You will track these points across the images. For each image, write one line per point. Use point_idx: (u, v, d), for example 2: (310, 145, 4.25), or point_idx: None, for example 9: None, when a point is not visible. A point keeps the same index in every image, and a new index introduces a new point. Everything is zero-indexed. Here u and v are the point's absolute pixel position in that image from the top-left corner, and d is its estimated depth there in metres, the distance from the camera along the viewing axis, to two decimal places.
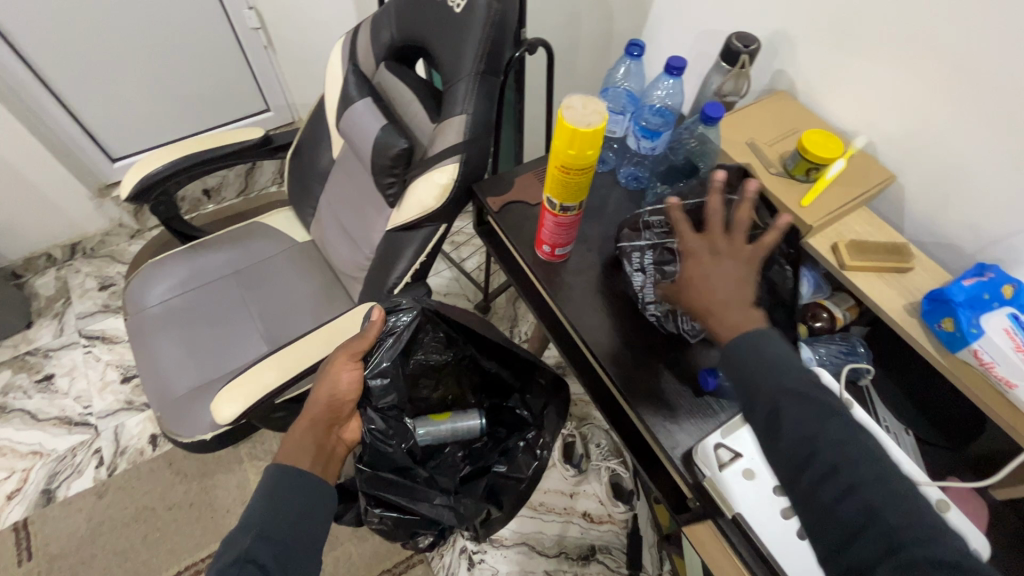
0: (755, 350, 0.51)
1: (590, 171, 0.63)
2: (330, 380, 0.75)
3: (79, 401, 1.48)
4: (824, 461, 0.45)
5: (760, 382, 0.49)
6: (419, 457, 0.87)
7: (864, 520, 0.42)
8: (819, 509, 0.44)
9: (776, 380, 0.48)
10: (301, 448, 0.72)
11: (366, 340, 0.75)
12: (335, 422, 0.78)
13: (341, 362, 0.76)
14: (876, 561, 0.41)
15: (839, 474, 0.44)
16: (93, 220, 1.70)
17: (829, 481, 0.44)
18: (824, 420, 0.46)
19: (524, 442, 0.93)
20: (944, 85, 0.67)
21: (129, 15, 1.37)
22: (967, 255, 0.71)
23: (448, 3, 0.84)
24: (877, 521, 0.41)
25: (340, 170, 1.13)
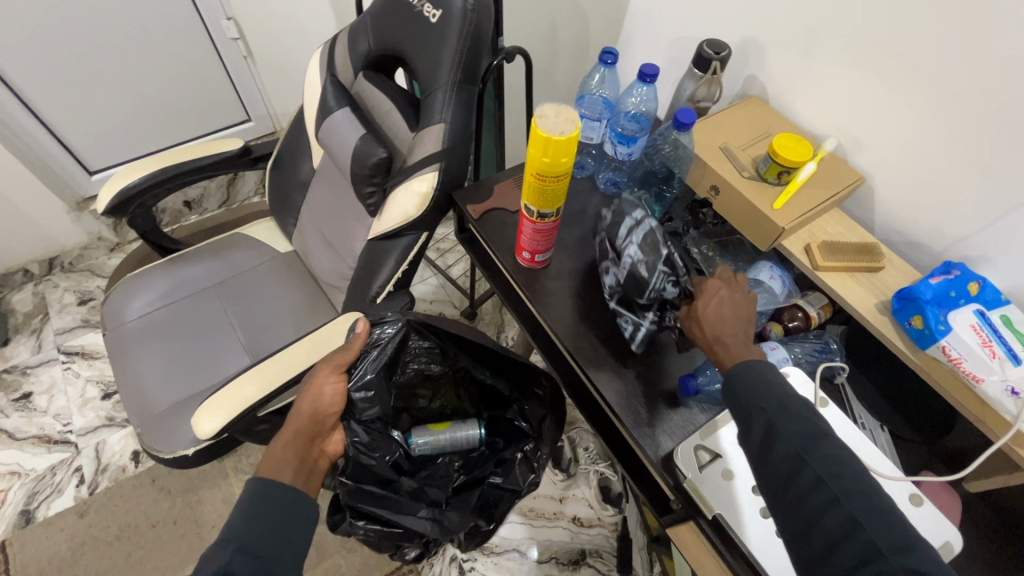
0: (761, 377, 0.54)
1: (565, 178, 0.63)
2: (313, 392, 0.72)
3: (59, 418, 1.46)
4: (811, 474, 0.46)
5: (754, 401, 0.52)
6: (408, 468, 0.90)
7: (846, 529, 0.43)
8: (800, 517, 0.45)
9: (769, 400, 0.52)
10: (282, 462, 0.66)
11: (351, 351, 0.74)
12: (318, 436, 0.73)
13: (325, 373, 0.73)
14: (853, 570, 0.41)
15: (825, 486, 0.45)
16: (71, 234, 1.68)
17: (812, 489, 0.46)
18: (813, 439, 0.48)
19: (521, 454, 0.94)
20: (906, 89, 0.69)
21: (105, 27, 1.36)
22: (935, 254, 0.73)
23: (424, 12, 0.84)
24: (858, 531, 0.42)
25: (321, 179, 1.12)
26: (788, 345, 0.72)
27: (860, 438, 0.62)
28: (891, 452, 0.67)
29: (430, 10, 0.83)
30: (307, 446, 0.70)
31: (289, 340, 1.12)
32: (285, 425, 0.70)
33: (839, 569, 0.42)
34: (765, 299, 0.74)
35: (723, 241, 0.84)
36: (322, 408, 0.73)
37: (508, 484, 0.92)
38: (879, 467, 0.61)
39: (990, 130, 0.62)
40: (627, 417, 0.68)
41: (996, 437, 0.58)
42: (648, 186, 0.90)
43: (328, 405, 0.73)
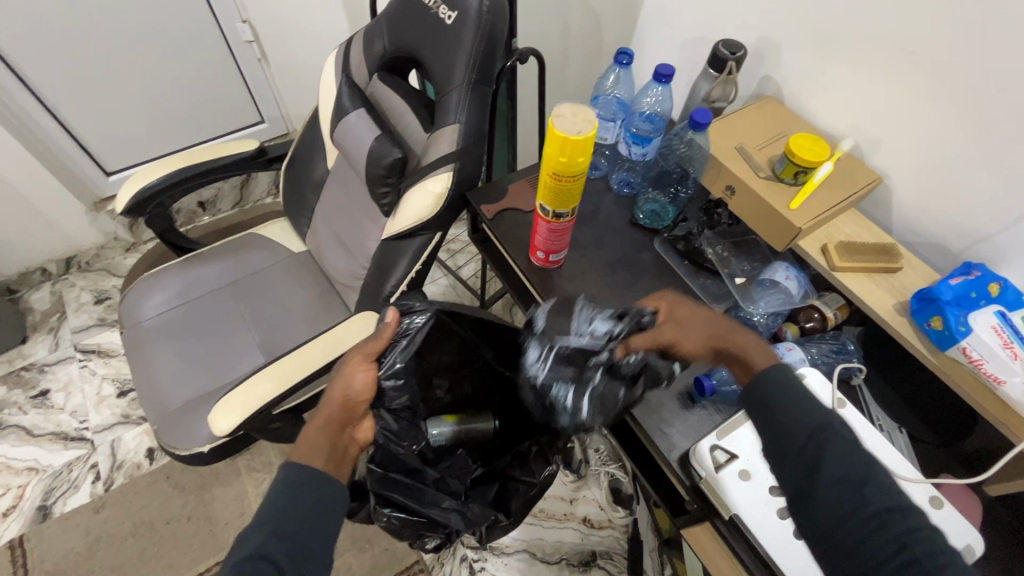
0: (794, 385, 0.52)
1: (582, 177, 0.63)
2: (345, 380, 0.71)
3: (76, 416, 1.48)
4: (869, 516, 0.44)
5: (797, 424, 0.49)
6: (430, 458, 0.83)
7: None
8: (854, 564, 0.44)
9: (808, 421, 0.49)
10: (314, 447, 0.65)
11: (380, 340, 0.74)
12: (350, 424, 0.71)
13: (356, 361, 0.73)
14: None
15: (886, 535, 0.43)
16: (88, 234, 1.70)
17: (858, 526, 0.44)
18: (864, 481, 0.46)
19: (537, 447, 0.91)
20: (925, 88, 0.68)
21: (123, 29, 1.38)
22: (955, 254, 0.73)
23: (439, 14, 0.85)
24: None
25: (335, 180, 1.13)
26: (804, 346, 0.73)
27: (879, 440, 0.62)
28: (909, 452, 0.67)
29: (446, 12, 0.84)
30: (339, 433, 0.69)
31: (303, 339, 1.13)
32: (317, 412, 0.70)
33: None
34: (780, 300, 0.75)
35: (738, 242, 0.84)
36: (353, 395, 0.71)
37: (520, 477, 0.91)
38: (898, 469, 0.61)
39: (1011, 129, 0.62)
40: (643, 417, 0.68)
41: (1018, 440, 0.58)
42: (662, 186, 0.90)
43: (359, 392, 0.72)
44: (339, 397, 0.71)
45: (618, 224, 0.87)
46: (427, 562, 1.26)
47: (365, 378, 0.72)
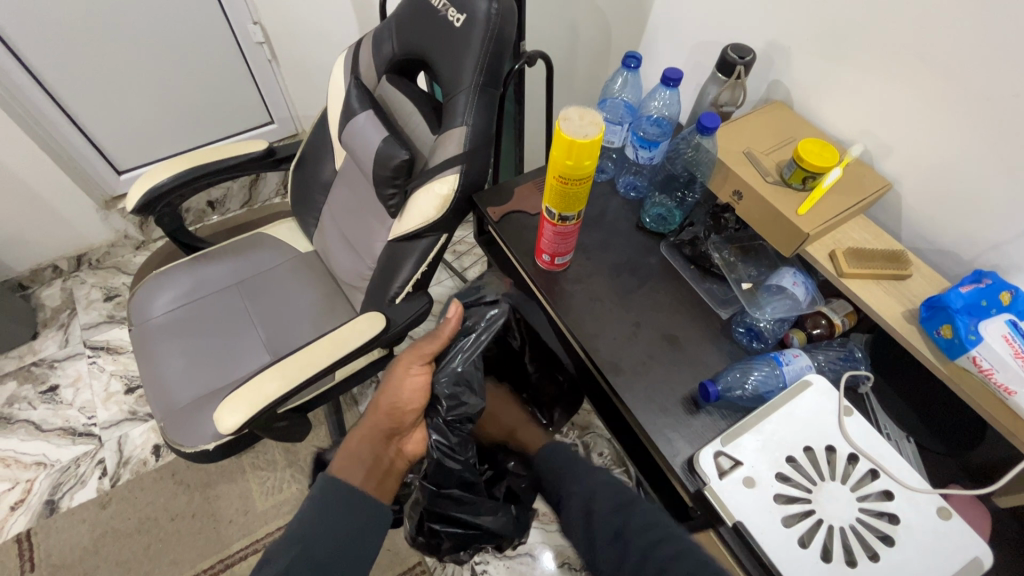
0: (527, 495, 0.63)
1: (588, 181, 0.63)
2: (400, 383, 0.75)
3: (84, 411, 1.49)
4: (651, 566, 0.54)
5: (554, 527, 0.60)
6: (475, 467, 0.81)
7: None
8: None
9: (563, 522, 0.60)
10: (357, 459, 0.72)
11: (436, 340, 0.77)
12: (397, 432, 0.76)
13: (412, 362, 0.76)
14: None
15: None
16: (98, 231, 1.72)
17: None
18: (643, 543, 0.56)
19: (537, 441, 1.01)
20: (936, 93, 0.68)
21: (136, 30, 1.40)
22: (965, 262, 0.72)
23: (448, 17, 0.85)
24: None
25: (343, 181, 1.14)
26: (811, 353, 0.72)
27: (886, 448, 0.61)
28: (917, 462, 0.66)
29: (454, 15, 0.84)
30: (383, 445, 0.75)
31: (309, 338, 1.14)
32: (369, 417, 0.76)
33: None
34: (787, 306, 0.74)
35: (745, 247, 0.83)
36: (402, 401, 0.75)
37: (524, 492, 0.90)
38: (906, 479, 0.59)
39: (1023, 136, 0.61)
40: (647, 421, 0.68)
41: None
42: (670, 190, 0.89)
43: (415, 397, 0.75)
44: (390, 403, 0.75)
45: (624, 228, 0.87)
46: (429, 564, 1.25)
47: (421, 381, 0.75)
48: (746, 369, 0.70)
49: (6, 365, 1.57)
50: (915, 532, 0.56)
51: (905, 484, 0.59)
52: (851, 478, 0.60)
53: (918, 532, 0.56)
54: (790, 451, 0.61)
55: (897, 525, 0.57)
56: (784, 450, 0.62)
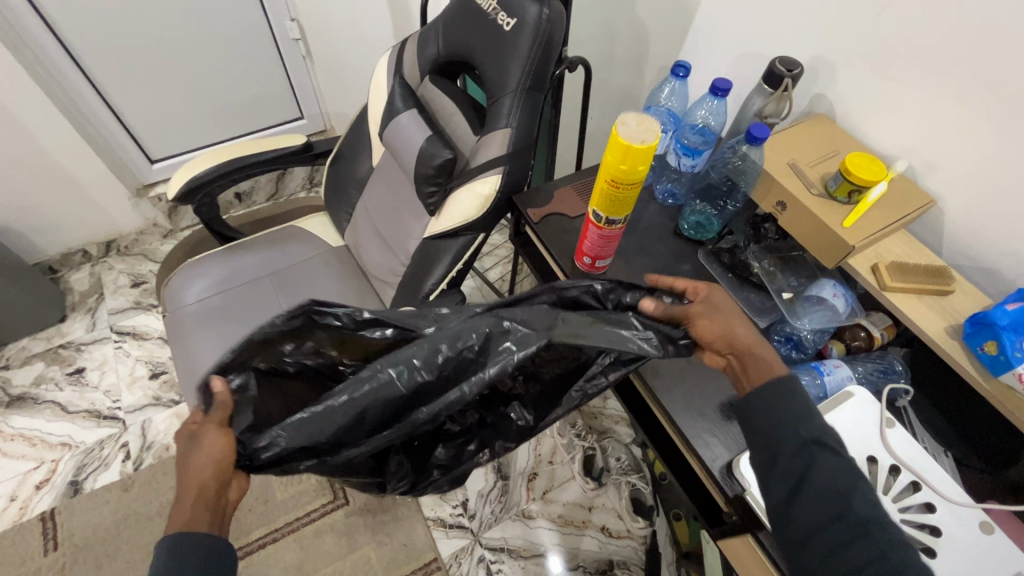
0: (779, 405, 0.53)
1: (638, 186, 0.65)
2: (185, 454, 0.54)
3: (109, 395, 1.51)
4: (851, 524, 0.46)
5: (780, 439, 0.51)
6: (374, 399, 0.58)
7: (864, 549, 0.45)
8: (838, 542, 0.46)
9: (781, 431, 0.51)
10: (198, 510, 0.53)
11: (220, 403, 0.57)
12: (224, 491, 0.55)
13: (188, 437, 0.55)
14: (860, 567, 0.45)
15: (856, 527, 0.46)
16: (129, 219, 1.75)
17: (837, 530, 0.46)
18: (848, 494, 0.47)
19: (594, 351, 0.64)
20: (988, 113, 0.68)
21: (177, 19, 1.43)
22: (1007, 280, 0.72)
23: (497, 21, 0.87)
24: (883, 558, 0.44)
25: (379, 177, 1.16)
26: (851, 364, 0.73)
27: (929, 462, 0.62)
28: (954, 474, 0.67)
29: (504, 19, 0.86)
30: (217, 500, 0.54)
31: None
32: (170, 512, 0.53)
33: (851, 565, 0.45)
34: (826, 317, 0.75)
35: (784, 257, 0.83)
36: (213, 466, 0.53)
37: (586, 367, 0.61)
38: (946, 489, 0.60)
39: None
40: (682, 424, 0.70)
41: None
42: (710, 199, 0.90)
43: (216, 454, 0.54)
44: (193, 481, 0.52)
45: (662, 234, 0.88)
46: (444, 561, 1.25)
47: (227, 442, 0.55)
48: None
49: (35, 346, 1.59)
50: (957, 545, 0.57)
51: (946, 497, 0.59)
52: (892, 489, 0.60)
53: (960, 546, 0.57)
54: None
55: (939, 537, 0.57)
56: None
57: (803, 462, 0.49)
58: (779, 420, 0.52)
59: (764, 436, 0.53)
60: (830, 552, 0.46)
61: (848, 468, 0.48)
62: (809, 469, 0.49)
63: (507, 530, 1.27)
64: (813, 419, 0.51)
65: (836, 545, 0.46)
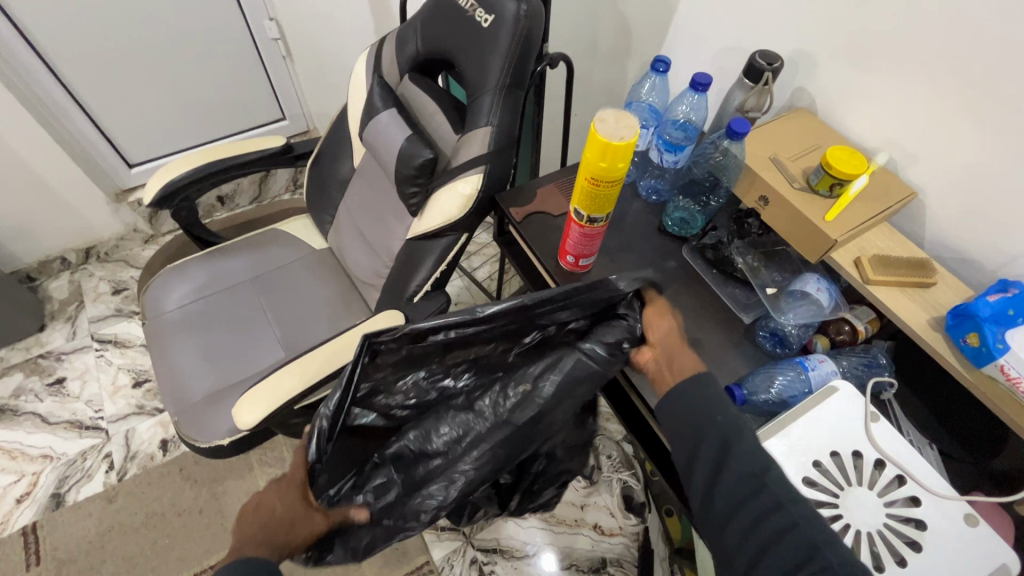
0: (705, 392, 0.61)
1: (618, 184, 0.64)
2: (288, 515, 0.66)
3: (91, 405, 1.49)
4: (768, 497, 0.54)
5: (707, 423, 0.59)
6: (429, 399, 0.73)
7: (785, 525, 0.52)
8: (761, 529, 0.53)
9: (709, 416, 0.59)
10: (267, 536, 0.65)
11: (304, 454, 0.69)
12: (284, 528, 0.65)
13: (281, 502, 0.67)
14: (777, 535, 0.52)
15: (772, 500, 0.54)
16: (108, 224, 1.71)
17: (754, 504, 0.54)
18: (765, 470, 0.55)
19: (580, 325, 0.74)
20: (967, 105, 0.68)
21: (154, 21, 1.41)
22: (988, 271, 0.73)
23: (475, 18, 0.86)
24: (796, 529, 0.52)
25: (360, 179, 1.14)
26: (835, 358, 0.73)
27: (912, 455, 0.61)
28: (939, 466, 0.67)
29: (482, 15, 0.84)
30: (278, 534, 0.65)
31: (322, 337, 1.14)
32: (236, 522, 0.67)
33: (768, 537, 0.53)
34: (810, 312, 0.74)
35: (769, 252, 0.83)
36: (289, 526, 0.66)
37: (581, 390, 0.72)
38: (930, 483, 0.59)
39: None
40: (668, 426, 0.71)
41: None
42: (693, 195, 0.90)
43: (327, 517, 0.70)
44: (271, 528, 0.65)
45: (646, 231, 0.87)
46: (437, 563, 1.24)
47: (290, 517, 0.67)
48: (771, 374, 0.70)
49: (13, 356, 1.56)
50: (943, 538, 0.57)
51: (931, 491, 0.59)
52: (878, 484, 0.60)
53: (945, 539, 0.56)
54: (817, 455, 0.61)
55: (924, 531, 0.57)
56: (811, 454, 0.61)
57: (722, 445, 0.57)
58: (705, 406, 0.60)
59: (684, 427, 0.60)
60: (749, 524, 0.54)
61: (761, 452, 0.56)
62: (729, 456, 0.57)
63: (499, 531, 1.26)
64: (727, 407, 0.59)
65: (755, 522, 0.54)
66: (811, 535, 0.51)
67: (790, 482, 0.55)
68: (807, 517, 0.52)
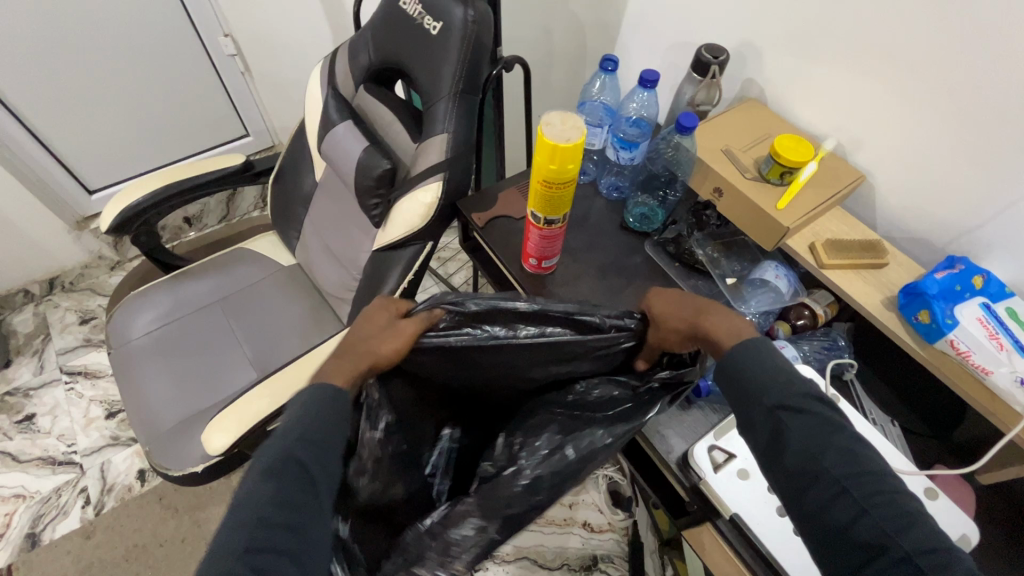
0: (764, 362, 0.49)
1: (571, 184, 0.64)
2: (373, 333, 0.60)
3: (63, 439, 1.45)
4: (832, 478, 0.42)
5: (753, 392, 0.47)
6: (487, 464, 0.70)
7: (856, 507, 0.41)
8: (819, 520, 0.42)
9: (760, 388, 0.47)
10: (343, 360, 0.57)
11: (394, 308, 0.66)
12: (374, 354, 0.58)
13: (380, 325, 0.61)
14: (847, 522, 0.41)
15: (836, 480, 0.42)
16: (71, 253, 1.67)
17: (821, 487, 0.42)
18: (829, 436, 0.44)
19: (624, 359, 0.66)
20: (906, 87, 0.70)
21: (104, 43, 1.37)
22: (937, 249, 0.75)
23: (424, 25, 0.85)
24: (870, 515, 0.40)
25: (323, 193, 1.13)
26: (796, 343, 0.74)
27: (874, 434, 0.63)
28: (903, 445, 0.68)
29: (431, 22, 0.84)
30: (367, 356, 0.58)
31: (294, 354, 1.12)
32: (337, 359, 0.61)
33: (834, 525, 0.41)
34: (771, 299, 0.76)
35: (728, 242, 0.84)
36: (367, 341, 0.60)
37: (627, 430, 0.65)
38: (891, 461, 0.61)
39: (990, 122, 0.64)
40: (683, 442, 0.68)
41: (1007, 429, 0.59)
42: (651, 190, 0.91)
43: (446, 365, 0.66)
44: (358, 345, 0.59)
45: (608, 229, 0.88)
46: None
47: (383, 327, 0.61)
48: None
49: None
50: None
51: (891, 468, 0.60)
52: None
53: None
54: None
55: None
56: None
57: (772, 420, 0.46)
58: (756, 376, 0.48)
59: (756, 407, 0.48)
60: (812, 510, 0.43)
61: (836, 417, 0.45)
62: (785, 433, 0.45)
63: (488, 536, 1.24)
64: (783, 380, 0.47)
65: (818, 507, 0.42)
66: (881, 522, 0.40)
67: (862, 457, 0.43)
68: (885, 498, 0.40)
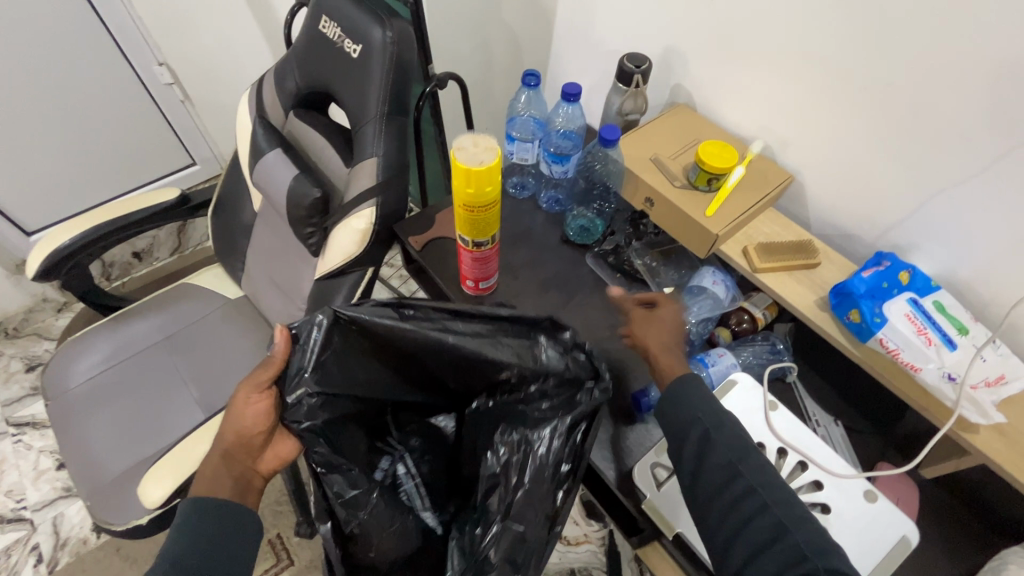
0: (697, 389, 0.57)
1: (494, 206, 0.63)
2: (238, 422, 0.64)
3: (11, 495, 1.38)
4: (742, 483, 0.50)
5: (688, 411, 0.55)
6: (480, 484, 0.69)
7: (757, 508, 0.49)
8: (731, 521, 0.49)
9: (693, 409, 0.55)
10: (216, 475, 0.62)
11: (271, 364, 0.63)
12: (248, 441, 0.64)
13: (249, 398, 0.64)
14: (749, 519, 0.49)
15: (749, 487, 0.50)
16: (13, 299, 1.60)
17: (731, 489, 0.50)
18: (745, 452, 0.52)
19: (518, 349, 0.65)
20: (819, 87, 0.71)
21: (28, 81, 1.31)
22: (868, 244, 0.76)
23: (345, 48, 0.83)
24: (768, 514, 0.48)
25: (262, 223, 1.10)
26: (736, 350, 0.73)
27: (815, 440, 0.62)
28: (844, 446, 0.68)
29: (351, 45, 0.82)
30: (240, 459, 0.64)
31: None
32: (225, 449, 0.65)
33: (738, 521, 0.49)
34: (709, 306, 0.74)
35: (666, 249, 0.85)
36: (246, 429, 0.64)
37: (579, 396, 0.64)
38: (835, 465, 0.61)
39: (901, 118, 0.64)
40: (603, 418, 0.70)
41: (941, 424, 0.60)
42: (586, 203, 0.90)
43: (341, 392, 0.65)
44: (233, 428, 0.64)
45: (549, 243, 0.86)
46: None
47: (262, 407, 0.64)
48: None
49: None
50: (845, 518, 0.57)
51: (830, 472, 0.60)
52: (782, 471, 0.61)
53: (849, 519, 0.57)
54: None
55: (829, 514, 0.58)
56: None
57: (700, 433, 0.54)
58: (692, 400, 0.56)
59: (673, 417, 0.57)
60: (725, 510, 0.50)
61: (710, 409, 0.55)
62: (710, 444, 0.53)
63: None
64: (708, 403, 0.56)
65: (727, 507, 0.50)
66: (780, 517, 0.48)
67: (769, 469, 0.51)
68: (781, 501, 0.49)
